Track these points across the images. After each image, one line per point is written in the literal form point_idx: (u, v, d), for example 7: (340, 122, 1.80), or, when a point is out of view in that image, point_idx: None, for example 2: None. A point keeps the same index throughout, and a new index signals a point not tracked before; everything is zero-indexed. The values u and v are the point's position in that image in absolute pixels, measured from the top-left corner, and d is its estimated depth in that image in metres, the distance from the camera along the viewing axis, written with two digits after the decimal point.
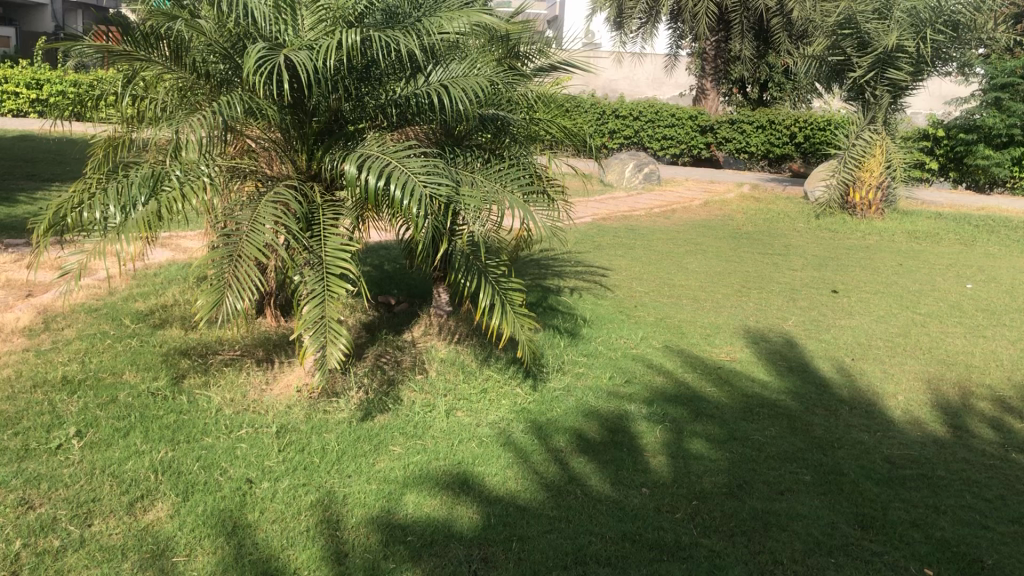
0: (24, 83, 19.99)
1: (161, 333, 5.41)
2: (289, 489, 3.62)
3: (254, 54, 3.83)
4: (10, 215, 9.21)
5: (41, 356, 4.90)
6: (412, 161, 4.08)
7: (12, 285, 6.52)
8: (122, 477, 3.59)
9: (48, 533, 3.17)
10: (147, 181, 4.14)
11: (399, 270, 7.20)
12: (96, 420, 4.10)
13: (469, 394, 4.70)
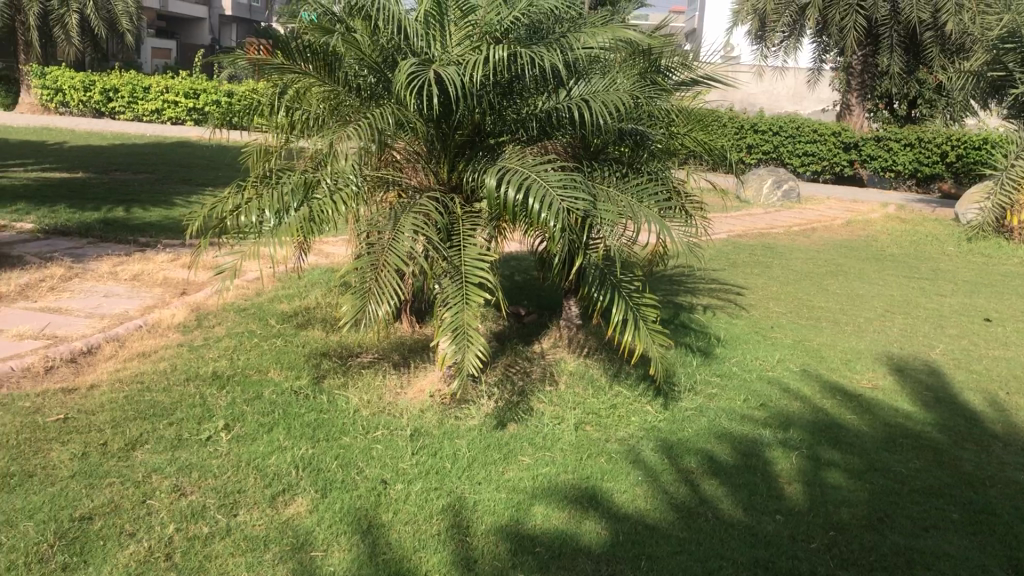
0: (184, 92, 21.29)
1: (304, 334, 5.64)
2: (422, 492, 3.70)
3: (404, 70, 3.99)
4: (169, 218, 9.79)
5: (195, 352, 5.20)
6: (550, 174, 4.11)
7: (170, 284, 6.94)
8: (265, 471, 3.76)
9: (198, 519, 3.35)
10: (300, 188, 4.37)
11: (531, 282, 7.27)
12: (243, 414, 4.32)
13: (599, 409, 4.69)
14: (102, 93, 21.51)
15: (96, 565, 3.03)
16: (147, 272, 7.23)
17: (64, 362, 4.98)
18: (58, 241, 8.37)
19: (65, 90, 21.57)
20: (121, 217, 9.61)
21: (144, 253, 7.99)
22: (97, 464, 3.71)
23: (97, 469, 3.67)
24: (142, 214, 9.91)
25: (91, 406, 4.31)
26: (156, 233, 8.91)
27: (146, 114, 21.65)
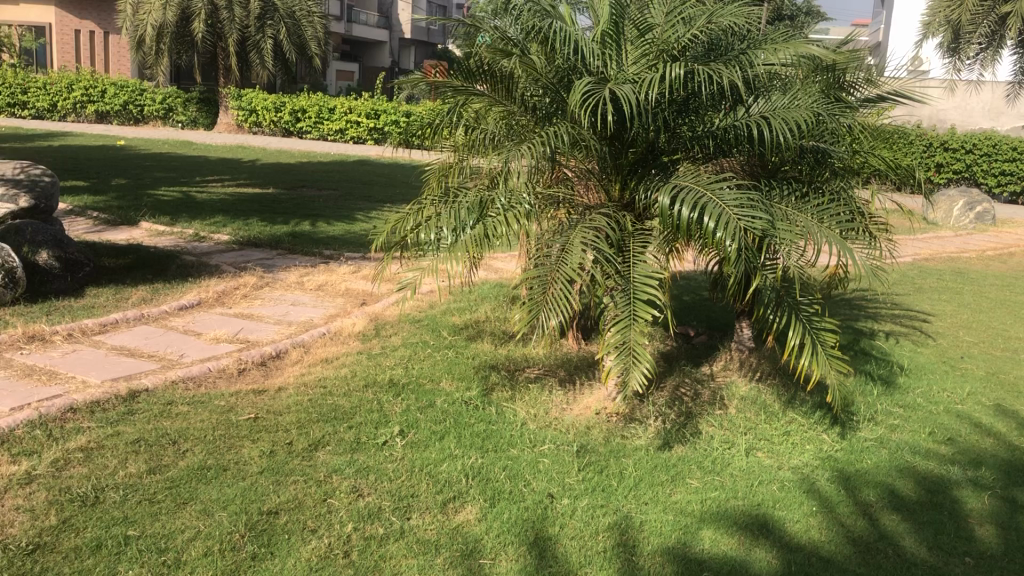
0: (366, 113, 22.35)
1: (475, 346, 5.78)
2: (588, 508, 3.71)
3: (580, 90, 4.04)
4: (350, 232, 10.28)
5: (372, 359, 5.44)
6: (726, 193, 4.05)
7: (351, 294, 7.30)
8: (437, 478, 3.88)
9: (374, 520, 3.50)
10: (475, 206, 4.49)
11: (700, 302, 7.15)
12: (416, 421, 4.47)
13: (771, 436, 4.55)
14: (291, 114, 22.91)
15: (281, 557, 3.22)
16: (330, 282, 7.63)
17: (255, 365, 5.33)
18: (251, 252, 8.97)
19: (259, 111, 23.10)
20: (307, 230, 10.18)
21: (327, 265, 8.43)
22: (284, 462, 3.94)
23: (283, 466, 3.90)
24: (326, 228, 10.46)
25: (278, 407, 4.59)
26: (338, 246, 9.38)
27: (330, 134, 22.84)
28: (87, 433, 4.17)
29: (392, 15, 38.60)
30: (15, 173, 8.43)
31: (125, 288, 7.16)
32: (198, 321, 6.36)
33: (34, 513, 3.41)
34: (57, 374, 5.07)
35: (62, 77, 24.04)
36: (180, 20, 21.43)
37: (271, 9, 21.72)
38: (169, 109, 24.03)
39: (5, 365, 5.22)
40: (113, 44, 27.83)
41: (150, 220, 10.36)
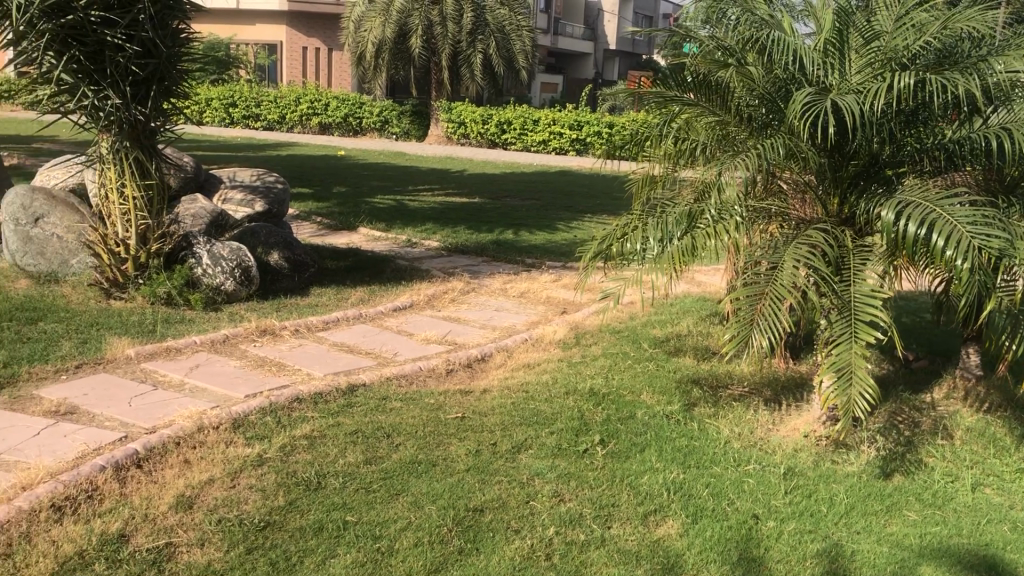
0: (568, 124, 22.72)
1: (676, 360, 5.72)
2: (795, 533, 3.58)
3: (799, 101, 3.93)
4: (552, 242, 10.45)
5: (573, 368, 5.50)
6: (959, 208, 3.80)
7: (553, 303, 7.42)
8: (638, 489, 3.87)
9: (576, 526, 3.55)
10: (684, 218, 4.43)
11: (919, 325, 6.72)
12: (618, 432, 4.49)
13: (1001, 472, 4.21)
14: (498, 125, 23.57)
15: (487, 554, 3.33)
16: (533, 290, 7.80)
17: (462, 366, 5.54)
18: (458, 258, 9.31)
19: (467, 123, 23.93)
20: (511, 239, 10.44)
21: (530, 273, 8.61)
22: (489, 462, 4.07)
23: (489, 466, 4.03)
24: (529, 237, 10.68)
25: (484, 408, 4.75)
26: (540, 255, 9.56)
27: (534, 145, 23.35)
28: (310, 422, 4.49)
29: (598, 28, 38.89)
30: (253, 180, 9.18)
31: (345, 289, 7.63)
32: (410, 322, 6.68)
33: (264, 493, 3.72)
34: (285, 366, 5.50)
35: (291, 92, 25.93)
36: (398, 36, 22.57)
37: (482, 25, 22.46)
38: (385, 121, 25.36)
39: (241, 356, 5.71)
40: (336, 60, 29.71)
41: (366, 225, 10.98)
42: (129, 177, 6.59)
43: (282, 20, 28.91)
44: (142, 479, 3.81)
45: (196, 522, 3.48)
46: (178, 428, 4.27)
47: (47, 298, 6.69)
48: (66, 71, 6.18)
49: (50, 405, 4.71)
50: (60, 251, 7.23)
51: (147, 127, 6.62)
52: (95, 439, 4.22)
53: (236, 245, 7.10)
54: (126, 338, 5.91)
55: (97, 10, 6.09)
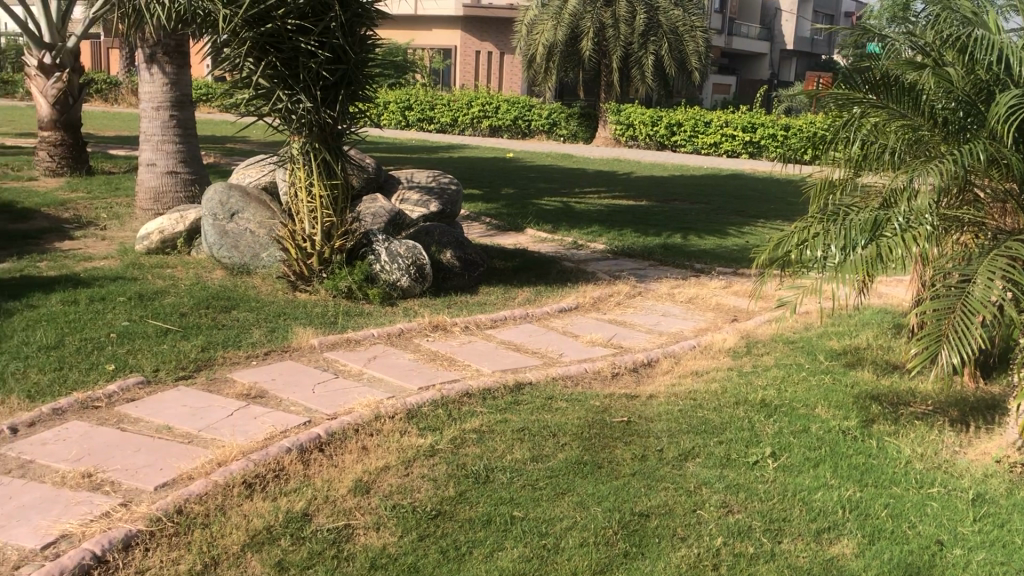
0: (742, 126, 22.22)
1: (854, 374, 5.48)
2: (985, 564, 3.36)
3: (1004, 103, 3.75)
4: (722, 247, 10.24)
5: (744, 377, 5.37)
6: None
7: (722, 310, 7.28)
8: (811, 505, 3.75)
9: (745, 538, 3.47)
10: (869, 225, 4.25)
11: None
12: (790, 445, 4.35)
13: None
14: (668, 127, 23.30)
15: (652, 559, 3.31)
16: (701, 296, 7.67)
17: (628, 370, 5.53)
18: (625, 261, 9.28)
19: (636, 125, 23.72)
20: (680, 243, 10.30)
21: (699, 279, 8.48)
22: (656, 467, 4.05)
23: (654, 472, 4.01)
24: (698, 242, 10.50)
25: (650, 414, 4.72)
26: (710, 261, 9.39)
27: (705, 147, 22.96)
28: (479, 417, 4.61)
29: (775, 27, 37.74)
30: (429, 181, 9.50)
31: (513, 289, 7.77)
32: (576, 324, 6.72)
33: (436, 483, 3.86)
34: (456, 361, 5.67)
35: (464, 95, 26.57)
36: (570, 39, 22.73)
37: (655, 26, 22.31)
38: (554, 123, 25.60)
39: (415, 349, 5.93)
40: (507, 63, 30.20)
41: (534, 227, 11.13)
42: (317, 176, 6.97)
43: (458, 25, 29.73)
44: (323, 462, 4.04)
45: (372, 506, 3.65)
46: (357, 415, 4.49)
47: (240, 289, 7.18)
48: (264, 76, 6.63)
49: (242, 388, 5.06)
50: (252, 245, 7.72)
51: (335, 129, 6.95)
52: (281, 422, 4.51)
53: (412, 244, 7.38)
54: (310, 329, 6.26)
55: (293, 19, 6.49)
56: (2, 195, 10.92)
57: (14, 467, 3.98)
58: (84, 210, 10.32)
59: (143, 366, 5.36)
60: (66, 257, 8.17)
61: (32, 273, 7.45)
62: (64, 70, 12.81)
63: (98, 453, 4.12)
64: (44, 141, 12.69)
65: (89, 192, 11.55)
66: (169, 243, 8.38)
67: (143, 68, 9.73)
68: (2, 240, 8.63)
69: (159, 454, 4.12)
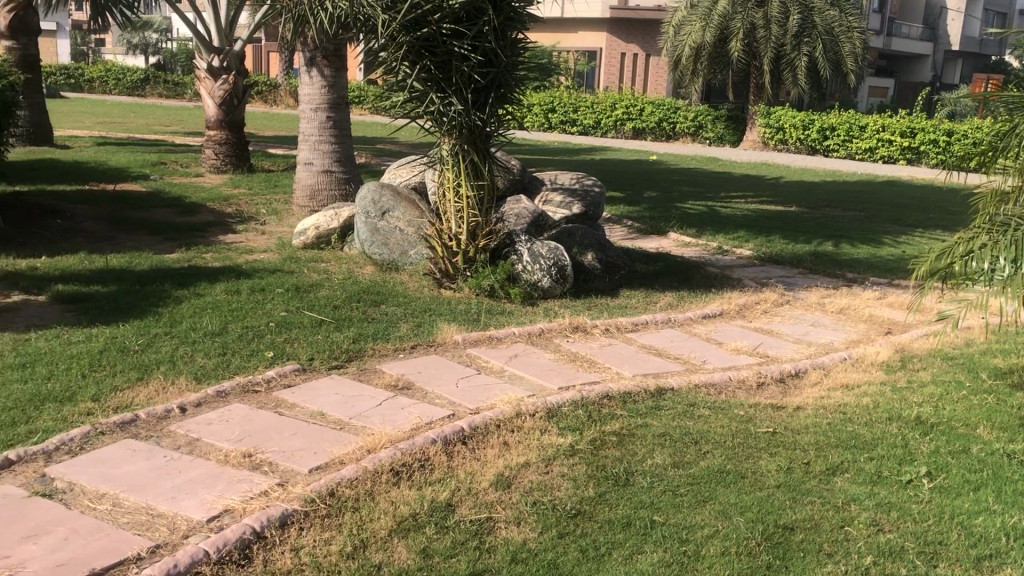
0: (900, 131, 21.16)
1: (1020, 395, 5.16)
2: None
3: None
4: (877, 256, 9.81)
5: (897, 393, 5.14)
6: None
7: (875, 322, 6.99)
8: (970, 530, 3.56)
9: (897, 559, 3.34)
10: None
11: None
12: (948, 465, 4.15)
13: None
14: (819, 131, 22.53)
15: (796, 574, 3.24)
16: (853, 306, 7.38)
17: (773, 381, 5.39)
18: (772, 268, 9.05)
19: (786, 129, 23.04)
20: (831, 251, 9.95)
21: (851, 289, 8.16)
22: (801, 481, 3.95)
23: (800, 485, 3.91)
24: (850, 250, 10.11)
25: (796, 426, 4.60)
26: (863, 270, 9.02)
27: (860, 153, 22.05)
28: (620, 420, 4.61)
29: (940, 27, 35.79)
30: (573, 182, 9.55)
31: (656, 293, 7.71)
32: (720, 331, 6.61)
33: (576, 483, 3.89)
34: (596, 363, 5.69)
35: (608, 97, 26.50)
36: (718, 40, 22.28)
37: (809, 27, 21.55)
38: (700, 126, 25.20)
39: (555, 349, 5.98)
40: (653, 65, 29.89)
41: (677, 231, 11.00)
42: (465, 176, 7.13)
43: (604, 27, 29.69)
44: (466, 455, 4.14)
45: (513, 501, 3.72)
46: (499, 411, 4.58)
47: (389, 284, 7.44)
48: (418, 79, 6.86)
49: (390, 380, 5.25)
50: (401, 242, 7.94)
51: (484, 131, 7.10)
52: (427, 414, 4.65)
53: (554, 244, 7.44)
54: (454, 325, 6.42)
55: (449, 23, 6.66)
56: (173, 190, 11.70)
57: (183, 444, 4.28)
58: (246, 206, 10.92)
59: (299, 355, 5.64)
60: (229, 249, 8.67)
61: (199, 264, 7.95)
62: (230, 73, 13.57)
63: (257, 435, 4.37)
64: (210, 139, 13.50)
65: (250, 188, 12.21)
66: (324, 238, 8.76)
67: (303, 70, 10.20)
68: (173, 232, 9.25)
69: (314, 438, 4.33)
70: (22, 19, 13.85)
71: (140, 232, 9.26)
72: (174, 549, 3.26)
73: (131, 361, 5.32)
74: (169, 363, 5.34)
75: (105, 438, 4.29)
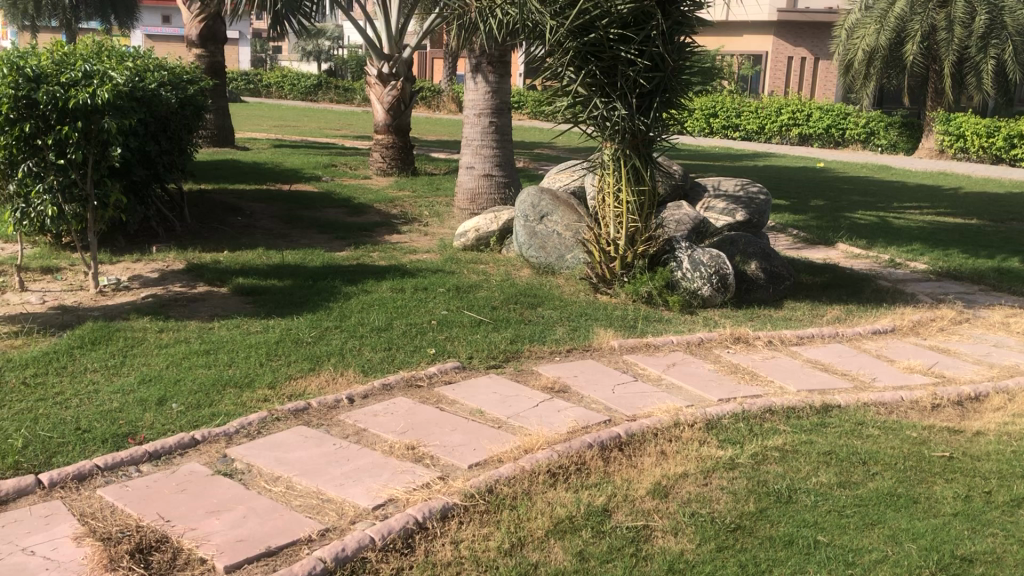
0: None
1: None
2: None
3: None
4: None
5: None
6: None
7: None
8: None
9: None
10: None
11: None
12: None
13: None
14: (1006, 140, 20.93)
15: None
16: None
17: (951, 403, 5.08)
18: (950, 284, 8.54)
19: (967, 136, 21.61)
20: (1017, 267, 9.29)
21: None
22: (981, 510, 3.71)
23: (979, 515, 3.68)
24: None
25: (976, 452, 4.32)
26: None
27: None
28: (783, 435, 4.47)
29: None
30: (737, 190, 9.33)
31: (822, 306, 7.43)
32: (892, 348, 6.30)
33: (735, 496, 3.81)
34: (758, 376, 5.53)
35: (774, 102, 25.71)
36: (895, 43, 21.22)
37: (998, 27, 20.03)
38: (871, 132, 24.01)
39: (715, 360, 5.86)
40: (822, 68, 29.00)
41: (846, 242, 10.54)
42: (626, 182, 7.10)
43: (771, 30, 28.90)
44: (623, 461, 4.12)
45: (670, 510, 3.68)
46: (657, 419, 4.54)
47: (547, 287, 7.51)
48: (583, 84, 6.89)
49: (548, 382, 5.29)
50: (558, 246, 8.01)
51: (647, 136, 7.04)
52: (584, 418, 4.66)
53: (716, 252, 7.29)
54: (611, 331, 6.41)
55: (616, 28, 6.64)
56: (343, 191, 12.23)
57: (350, 433, 4.47)
58: (410, 208, 11.28)
59: (460, 353, 5.78)
60: (395, 249, 8.99)
61: (366, 262, 8.28)
62: (399, 79, 14.04)
63: (419, 428, 4.51)
64: (378, 143, 14.02)
65: (414, 190, 12.60)
66: (484, 240, 8.94)
67: (469, 77, 10.46)
68: (343, 231, 9.67)
69: (473, 435, 4.43)
70: (210, 29, 14.84)
71: (312, 230, 9.74)
72: (342, 533, 3.42)
73: (304, 352, 5.60)
74: (338, 355, 5.59)
75: (279, 423, 4.55)
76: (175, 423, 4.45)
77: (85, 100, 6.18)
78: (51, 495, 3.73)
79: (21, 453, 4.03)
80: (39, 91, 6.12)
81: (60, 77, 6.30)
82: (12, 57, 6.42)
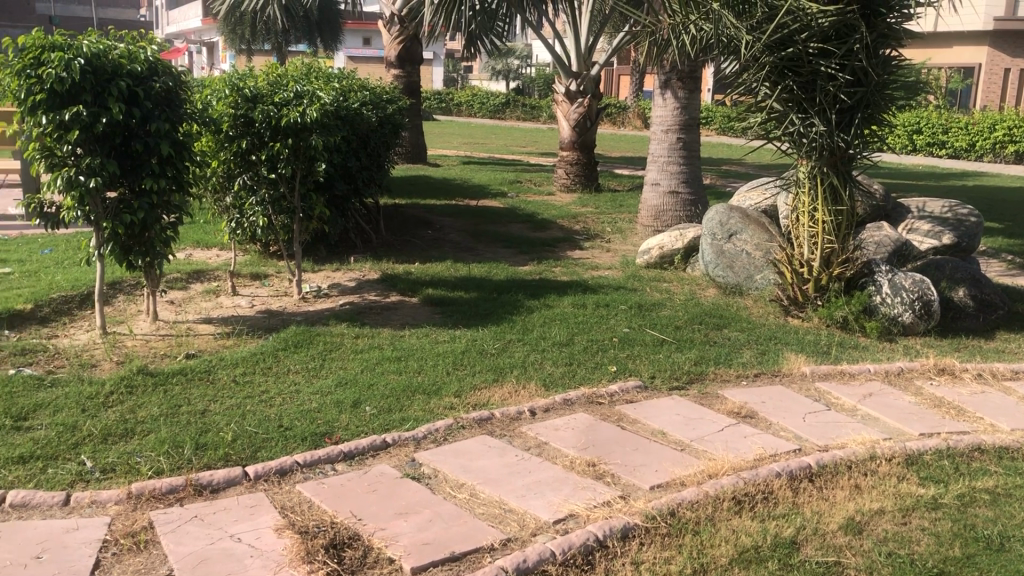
0: None
1: None
2: None
3: None
4: None
5: None
6: None
7: None
8: None
9: None
10: None
11: None
12: None
13: None
14: None
15: None
16: None
17: None
18: None
19: None
20: None
21: None
22: None
23: None
24: None
25: None
26: None
27: None
28: (993, 477, 4.13)
29: None
30: (944, 211, 8.75)
31: None
32: None
33: (938, 539, 3.55)
34: (965, 411, 5.14)
35: (987, 118, 23.94)
36: None
37: None
38: None
39: (916, 392, 5.51)
40: None
41: None
42: (822, 201, 6.82)
43: (986, 40, 26.99)
44: (813, 493, 3.94)
45: (865, 548, 3.48)
46: (851, 451, 4.31)
47: (734, 308, 7.31)
48: (779, 99, 6.67)
49: (733, 406, 5.14)
50: (746, 266, 7.78)
51: (846, 154, 6.73)
52: (771, 445, 4.50)
53: (920, 277, 6.86)
54: (803, 356, 6.16)
55: (816, 42, 6.39)
56: (529, 207, 12.44)
57: (532, 445, 4.53)
58: (594, 224, 11.32)
59: (641, 372, 5.72)
60: (577, 265, 9.05)
61: (549, 277, 8.38)
62: (586, 96, 14.14)
63: (601, 446, 4.50)
64: (563, 159, 14.15)
65: (598, 207, 12.65)
66: (668, 258, 8.83)
67: (658, 93, 10.40)
68: (528, 246, 9.83)
69: (655, 456, 4.37)
70: (408, 50, 15.52)
71: (498, 245, 9.96)
72: (523, 544, 3.46)
73: (487, 363, 5.73)
74: (521, 367, 5.68)
75: (464, 431, 4.67)
76: (367, 426, 4.66)
77: (296, 118, 6.58)
78: (256, 487, 4.00)
79: (231, 445, 4.33)
80: (256, 110, 6.60)
81: (275, 97, 6.70)
82: (233, 79, 6.91)
